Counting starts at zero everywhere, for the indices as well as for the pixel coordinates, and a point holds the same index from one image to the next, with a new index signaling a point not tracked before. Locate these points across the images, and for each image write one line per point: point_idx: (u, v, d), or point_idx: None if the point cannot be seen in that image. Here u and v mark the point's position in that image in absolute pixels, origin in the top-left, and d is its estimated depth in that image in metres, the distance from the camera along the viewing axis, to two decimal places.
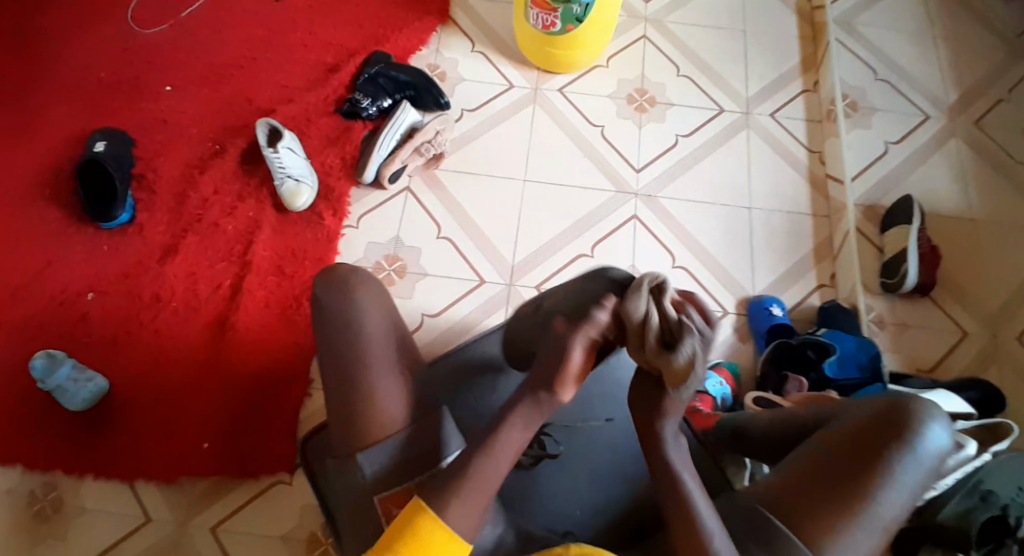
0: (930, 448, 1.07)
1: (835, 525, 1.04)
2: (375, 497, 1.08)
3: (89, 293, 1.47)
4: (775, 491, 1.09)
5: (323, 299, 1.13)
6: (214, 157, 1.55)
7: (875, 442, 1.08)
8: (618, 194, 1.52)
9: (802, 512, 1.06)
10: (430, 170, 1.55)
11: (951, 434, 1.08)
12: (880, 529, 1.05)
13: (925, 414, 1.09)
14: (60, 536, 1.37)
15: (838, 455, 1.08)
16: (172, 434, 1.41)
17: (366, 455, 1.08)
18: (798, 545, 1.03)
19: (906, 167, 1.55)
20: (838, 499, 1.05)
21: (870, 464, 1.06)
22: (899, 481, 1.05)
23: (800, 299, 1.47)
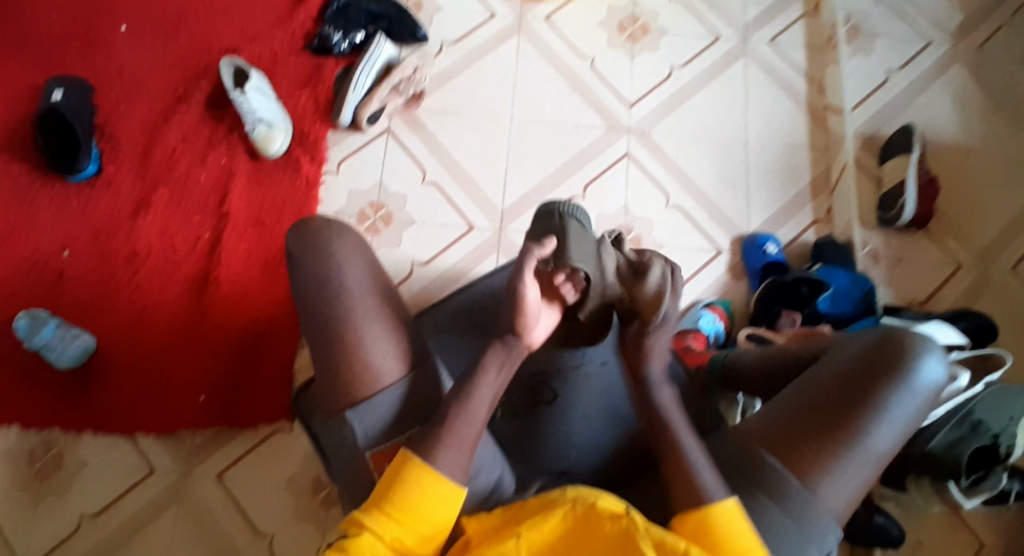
0: (922, 381, 1.02)
1: (823, 460, 0.99)
2: (366, 451, 1.00)
3: (64, 251, 1.41)
4: (762, 425, 1.04)
5: (296, 255, 1.04)
6: (178, 104, 1.49)
7: (867, 375, 1.02)
8: (610, 131, 1.48)
9: (789, 445, 1.01)
10: (411, 111, 1.48)
11: (945, 366, 1.03)
12: (870, 464, 1.00)
13: (919, 343, 1.04)
14: (59, 492, 1.32)
15: (827, 389, 1.03)
16: (162, 389, 1.36)
17: (357, 411, 1.00)
18: (785, 479, 0.99)
19: (903, 96, 1.50)
20: (827, 433, 1.00)
21: (860, 398, 1.01)
22: (890, 415, 1.00)
23: (795, 235, 1.44)
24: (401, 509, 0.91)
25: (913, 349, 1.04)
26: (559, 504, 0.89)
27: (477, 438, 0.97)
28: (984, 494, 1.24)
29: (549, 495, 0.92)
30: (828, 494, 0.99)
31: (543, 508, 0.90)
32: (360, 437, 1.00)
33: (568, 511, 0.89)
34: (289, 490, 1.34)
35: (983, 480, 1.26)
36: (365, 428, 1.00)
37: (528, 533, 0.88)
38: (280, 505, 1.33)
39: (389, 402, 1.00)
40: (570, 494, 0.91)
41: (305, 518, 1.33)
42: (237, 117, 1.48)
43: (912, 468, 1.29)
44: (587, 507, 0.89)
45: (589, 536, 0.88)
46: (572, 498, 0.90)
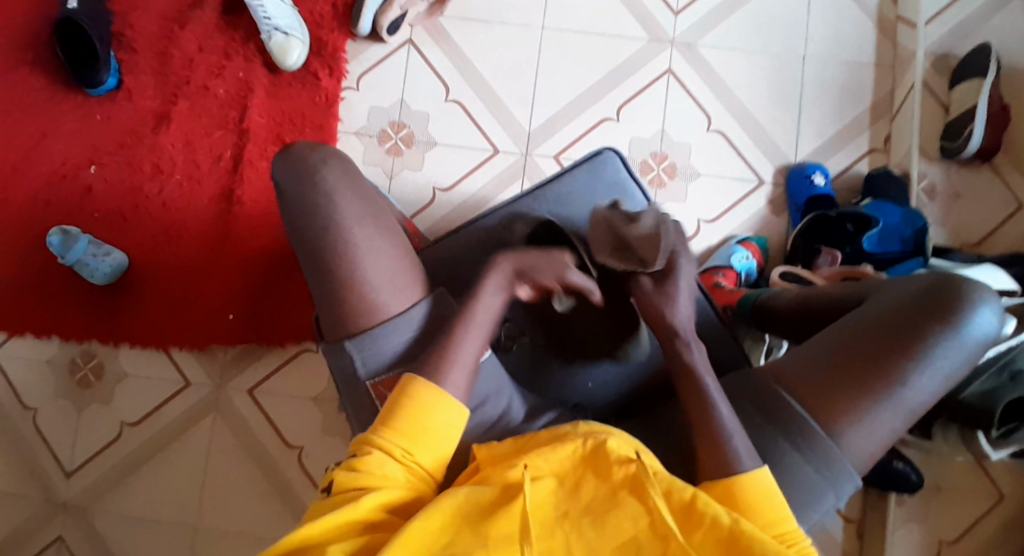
0: (973, 331, 0.96)
1: (857, 408, 0.95)
2: (367, 381, 0.98)
3: (91, 166, 1.41)
4: (796, 364, 1.00)
5: (289, 190, 0.99)
6: (193, 8, 1.41)
7: (913, 322, 0.96)
8: (653, 43, 1.35)
9: (822, 391, 0.96)
10: (434, 18, 1.38)
11: (997, 316, 0.96)
12: (905, 415, 0.95)
13: (971, 294, 0.97)
14: (104, 399, 1.41)
15: (867, 333, 0.97)
16: (194, 308, 1.40)
17: (355, 342, 0.97)
18: (812, 424, 0.95)
19: (990, 7, 1.32)
20: (863, 380, 0.95)
21: (901, 347, 0.95)
22: (932, 366, 0.95)
23: (847, 165, 1.33)
24: (409, 429, 0.88)
25: (966, 294, 0.97)
26: (571, 439, 0.87)
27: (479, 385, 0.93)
28: (1013, 446, 1.18)
29: (559, 430, 0.90)
30: (857, 442, 0.95)
31: (553, 441, 0.88)
32: (361, 368, 0.98)
33: (577, 449, 0.87)
34: (317, 405, 1.41)
35: (1015, 431, 1.19)
36: (366, 360, 0.98)
37: (539, 464, 0.86)
38: (311, 418, 1.41)
39: (392, 331, 0.98)
40: (582, 429, 0.89)
41: (334, 430, 1.41)
42: (251, 25, 1.41)
43: (941, 414, 1.26)
44: (597, 445, 0.86)
45: (598, 473, 0.86)
46: (584, 433, 0.88)
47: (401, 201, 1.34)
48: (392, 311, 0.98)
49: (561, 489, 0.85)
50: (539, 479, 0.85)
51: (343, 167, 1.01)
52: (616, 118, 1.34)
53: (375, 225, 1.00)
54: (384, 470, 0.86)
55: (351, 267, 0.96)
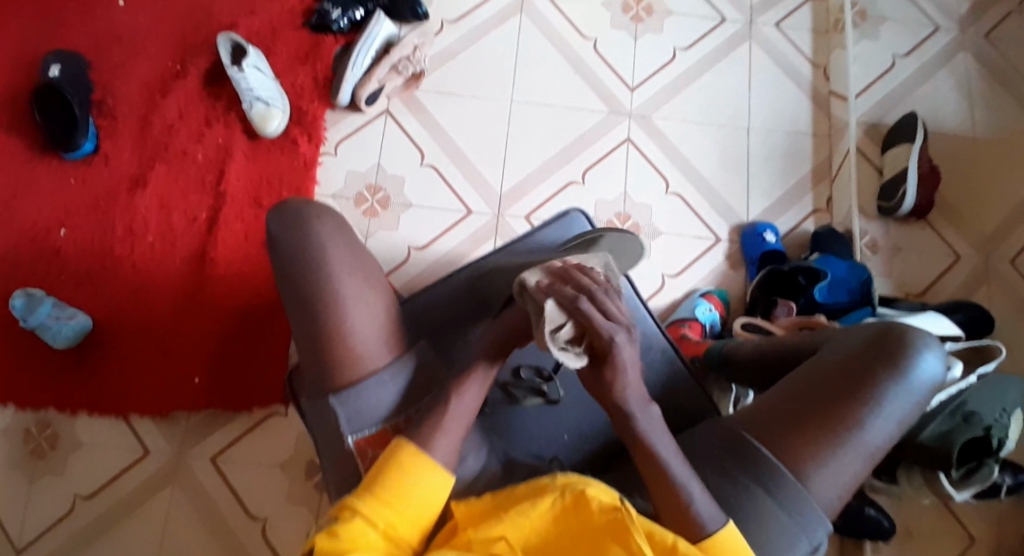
0: (920, 376, 0.97)
1: (820, 452, 0.95)
2: (350, 437, 0.96)
3: (61, 229, 1.41)
4: (757, 414, 1.00)
5: (277, 240, 0.99)
6: (175, 79, 1.47)
7: (863, 368, 0.98)
8: (611, 114, 1.47)
9: (786, 438, 0.97)
10: (410, 90, 1.47)
11: (941, 360, 0.98)
12: (865, 458, 0.96)
13: (918, 344, 0.99)
14: (57, 471, 1.33)
15: (821, 380, 0.99)
16: (160, 371, 1.37)
17: (341, 397, 0.96)
18: (781, 471, 0.95)
19: (908, 86, 1.49)
20: (822, 425, 0.96)
21: (855, 393, 0.96)
22: (886, 410, 0.96)
23: (796, 223, 1.44)
24: (395, 497, 0.87)
25: (911, 341, 0.99)
26: (551, 493, 0.87)
27: (470, 424, 0.95)
28: (975, 486, 1.20)
29: (537, 482, 0.89)
30: (824, 486, 0.95)
31: (532, 494, 0.88)
32: (345, 424, 0.96)
33: (556, 501, 0.87)
34: (283, 471, 1.35)
35: (975, 471, 1.21)
36: (350, 416, 0.97)
37: (518, 524, 0.85)
38: (276, 487, 1.35)
39: (379, 387, 0.97)
40: (560, 480, 0.88)
41: (302, 497, 1.35)
42: (233, 95, 1.47)
43: (904, 459, 1.26)
44: (576, 495, 0.86)
45: (578, 523, 0.86)
46: (562, 485, 0.88)
47: (378, 257, 1.38)
48: (377, 358, 0.98)
49: (538, 546, 0.85)
50: (518, 533, 0.85)
51: (330, 215, 1.02)
52: (582, 181, 1.43)
53: (361, 265, 1.00)
54: (366, 538, 0.83)
55: (339, 291, 0.97)
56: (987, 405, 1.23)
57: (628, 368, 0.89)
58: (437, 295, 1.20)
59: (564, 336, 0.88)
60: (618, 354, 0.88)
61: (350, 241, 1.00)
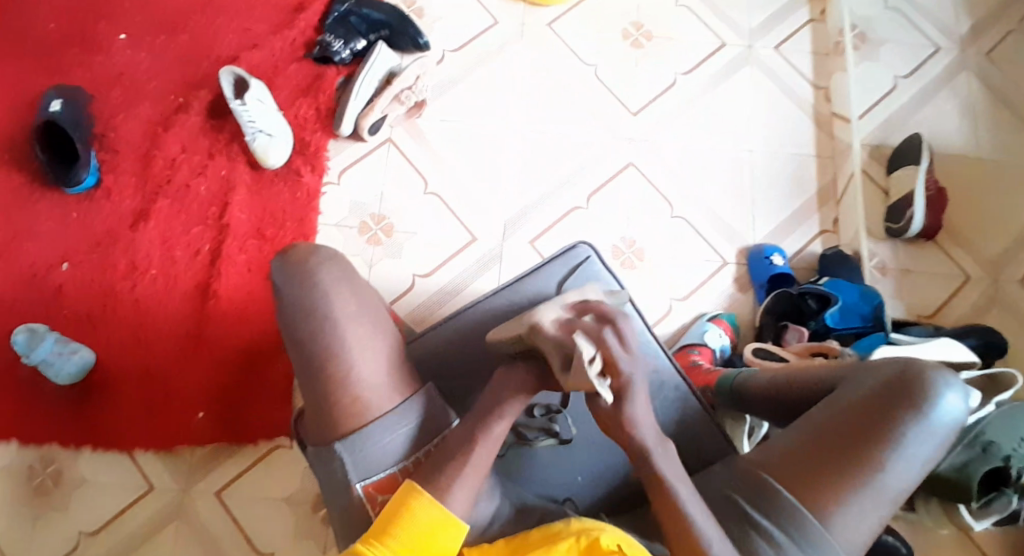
0: (941, 418, 0.95)
1: (842, 496, 0.93)
2: (358, 484, 0.95)
3: (63, 264, 1.39)
4: (776, 454, 0.98)
5: (281, 280, 0.99)
6: (178, 113, 1.47)
7: (883, 408, 0.96)
8: (614, 140, 1.47)
9: (808, 482, 0.94)
10: (413, 119, 1.47)
11: (963, 399, 0.96)
12: (887, 501, 0.94)
13: (940, 382, 0.96)
14: (60, 508, 1.30)
15: (841, 421, 0.96)
16: (163, 407, 1.34)
17: (347, 443, 0.96)
18: (805, 516, 0.92)
19: (911, 106, 1.49)
20: (844, 468, 0.94)
21: (879, 436, 0.94)
22: (908, 453, 0.94)
23: (801, 246, 1.43)
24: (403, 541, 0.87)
25: (931, 379, 0.97)
26: (562, 539, 0.87)
27: (488, 463, 0.93)
28: (995, 516, 1.20)
29: (550, 528, 0.90)
30: (848, 530, 0.93)
31: (545, 542, 0.88)
32: (351, 471, 0.96)
33: (572, 546, 0.87)
34: (289, 507, 1.32)
35: (993, 500, 1.21)
36: (356, 462, 0.96)
37: None
38: (281, 523, 1.31)
39: (383, 432, 0.96)
40: (573, 526, 0.89)
41: (307, 534, 1.31)
42: (235, 127, 1.47)
43: (924, 489, 1.26)
44: (590, 542, 0.87)
45: None
46: (577, 530, 0.89)
47: (380, 287, 1.37)
48: (384, 401, 0.98)
49: None
50: None
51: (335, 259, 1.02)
52: (586, 206, 1.43)
53: (361, 304, 0.99)
54: None
55: (338, 320, 0.97)
56: (1008, 435, 1.20)
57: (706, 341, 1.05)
58: (443, 333, 1.18)
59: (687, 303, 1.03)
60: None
61: (352, 280, 1.00)
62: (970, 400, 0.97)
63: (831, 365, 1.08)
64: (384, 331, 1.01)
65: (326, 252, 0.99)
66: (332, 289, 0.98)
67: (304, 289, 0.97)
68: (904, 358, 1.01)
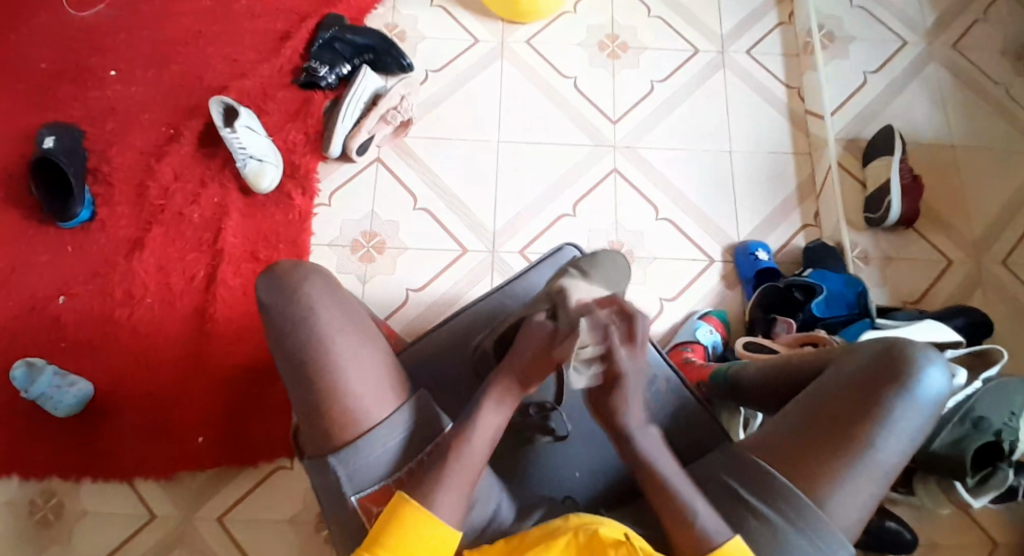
0: (925, 392, 0.94)
1: (835, 476, 0.92)
2: (353, 497, 0.95)
3: (60, 297, 1.41)
4: (768, 438, 0.98)
5: (268, 301, 0.99)
6: (169, 142, 1.50)
7: (868, 387, 0.95)
8: (597, 147, 1.51)
9: (799, 461, 0.94)
10: (400, 139, 1.51)
11: (947, 374, 0.95)
12: (879, 478, 0.93)
13: (920, 358, 0.96)
14: (64, 540, 1.30)
15: (829, 403, 0.96)
16: (164, 433, 1.35)
17: (340, 457, 0.95)
18: (798, 496, 0.92)
19: (882, 99, 1.54)
20: (833, 448, 0.93)
21: (864, 413, 0.94)
22: (896, 428, 0.93)
23: (786, 240, 1.46)
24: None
25: (913, 355, 0.96)
26: (562, 535, 0.87)
27: (479, 473, 0.93)
28: (993, 492, 1.15)
29: (550, 525, 0.90)
30: (844, 509, 0.92)
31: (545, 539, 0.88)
32: (345, 484, 0.95)
33: (572, 541, 0.87)
34: (291, 527, 1.32)
35: (990, 476, 1.16)
36: (351, 474, 0.95)
37: None
38: (285, 543, 1.31)
39: (375, 443, 0.96)
40: (573, 522, 0.89)
41: (313, 552, 1.31)
42: (226, 154, 1.50)
43: (919, 469, 1.23)
44: (590, 536, 0.87)
45: None
46: (576, 526, 0.89)
47: (376, 303, 1.40)
48: (374, 412, 0.97)
49: None
50: None
51: (321, 279, 1.02)
52: (573, 213, 1.46)
53: (349, 320, 1.00)
54: None
55: (329, 337, 0.98)
56: (997, 409, 1.19)
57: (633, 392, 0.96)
58: (438, 340, 1.20)
59: (590, 356, 0.96)
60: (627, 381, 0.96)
61: (338, 300, 1.01)
62: (952, 374, 0.96)
63: (820, 351, 1.08)
64: (373, 345, 1.02)
65: (311, 270, 0.99)
66: (318, 308, 0.98)
67: (294, 308, 0.98)
68: (886, 337, 1.01)
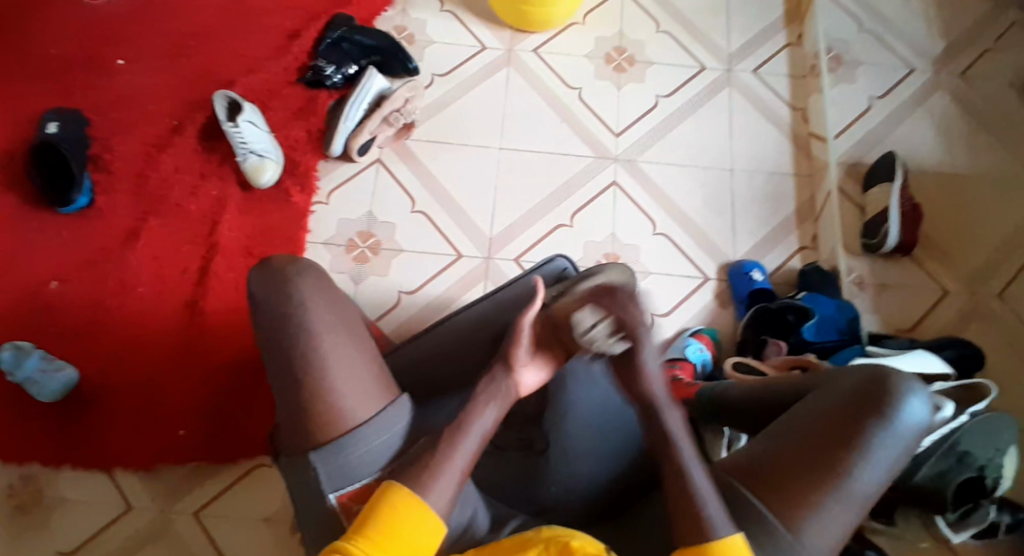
0: (905, 421, 0.94)
1: (809, 500, 0.91)
2: (332, 494, 0.94)
3: (54, 282, 1.41)
4: (745, 462, 0.97)
5: (263, 297, 0.99)
6: (171, 134, 1.51)
7: (848, 416, 0.95)
8: (598, 160, 1.50)
9: (775, 486, 0.93)
10: (401, 141, 1.51)
11: (927, 404, 0.95)
12: (856, 506, 0.92)
13: (901, 388, 0.96)
14: (42, 526, 1.31)
15: (808, 429, 0.95)
16: (148, 421, 1.35)
17: (322, 453, 0.94)
18: (772, 521, 0.91)
19: (886, 125, 1.53)
20: (810, 474, 0.92)
21: (843, 441, 0.93)
22: (874, 456, 0.92)
23: (783, 261, 1.46)
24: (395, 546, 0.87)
25: (895, 385, 0.96)
26: (533, 545, 0.87)
27: (465, 468, 0.93)
28: (973, 527, 1.19)
29: (522, 537, 0.90)
30: (820, 538, 0.91)
31: (516, 551, 0.88)
32: (325, 481, 0.95)
33: (541, 553, 0.87)
34: (268, 526, 1.32)
35: (971, 512, 1.19)
36: (331, 472, 0.95)
37: None
38: (259, 542, 1.32)
39: (362, 441, 0.95)
40: (544, 533, 0.89)
41: (288, 553, 1.31)
42: (227, 148, 1.50)
43: (899, 499, 1.20)
44: (561, 547, 0.87)
45: None
46: (547, 538, 0.88)
47: (369, 304, 1.40)
48: (360, 411, 0.96)
49: None
50: None
51: (319, 279, 1.02)
52: (570, 224, 1.46)
53: (341, 318, 1.00)
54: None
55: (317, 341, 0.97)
56: (981, 444, 1.17)
57: (651, 356, 0.97)
58: (429, 346, 1.21)
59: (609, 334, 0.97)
60: (642, 347, 0.96)
61: (333, 301, 1.00)
62: (934, 406, 0.96)
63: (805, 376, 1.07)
64: (363, 344, 1.01)
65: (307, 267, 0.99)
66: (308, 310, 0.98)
67: (287, 304, 0.98)
68: (867, 366, 1.01)
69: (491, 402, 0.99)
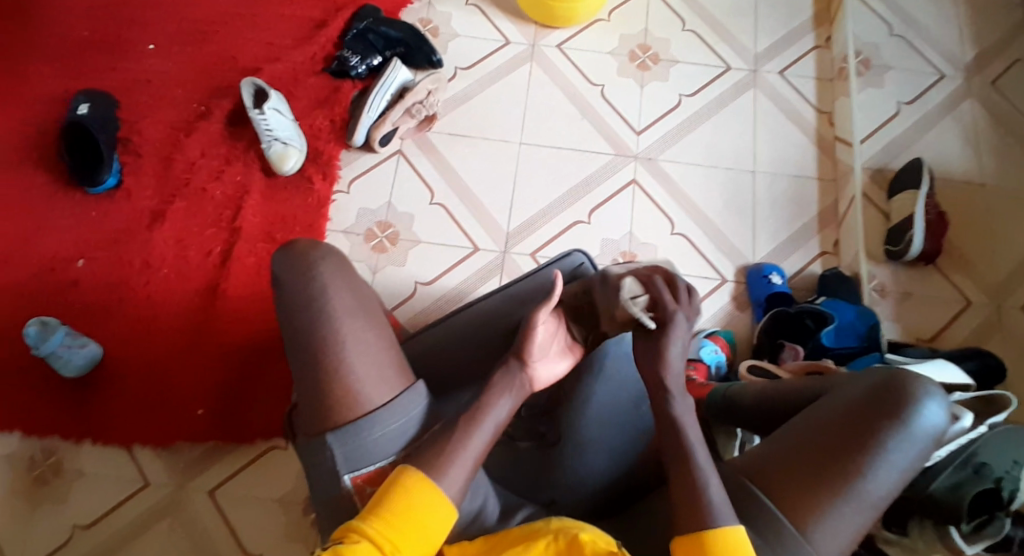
0: (922, 425, 0.92)
1: (821, 502, 0.90)
2: (347, 476, 0.95)
3: (80, 260, 1.44)
4: (758, 461, 0.96)
5: (283, 281, 1.00)
6: (199, 119, 1.53)
7: (862, 418, 0.93)
8: (618, 157, 1.50)
9: (787, 487, 0.92)
10: (423, 133, 1.52)
11: (945, 409, 0.93)
12: (868, 510, 0.91)
13: (919, 392, 0.94)
14: (60, 499, 1.33)
15: (822, 430, 0.94)
16: (165, 401, 1.37)
17: (339, 434, 0.95)
18: (783, 522, 0.90)
19: (914, 131, 1.51)
20: (822, 476, 0.91)
21: (857, 443, 0.91)
22: (888, 460, 0.91)
23: (802, 265, 1.44)
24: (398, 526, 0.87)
25: (912, 389, 0.94)
26: (541, 536, 0.87)
27: (478, 456, 0.93)
28: (987, 541, 1.13)
29: (531, 526, 0.89)
30: (824, 544, 0.90)
31: (524, 540, 0.87)
32: (340, 463, 0.95)
33: (550, 543, 0.86)
34: (281, 508, 1.34)
35: (985, 525, 1.14)
36: (347, 454, 0.95)
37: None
38: (272, 523, 1.33)
39: (378, 424, 0.95)
40: (554, 524, 0.88)
41: (299, 536, 1.32)
42: (253, 135, 1.53)
43: (914, 509, 1.16)
44: (570, 539, 0.86)
45: None
46: (555, 529, 0.88)
47: (385, 292, 1.41)
48: (377, 396, 0.97)
49: None
50: None
51: (336, 263, 1.02)
52: (588, 221, 1.45)
53: (356, 302, 1.00)
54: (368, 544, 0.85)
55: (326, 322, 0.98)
56: (1000, 457, 1.13)
57: (675, 341, 0.97)
58: (440, 335, 1.21)
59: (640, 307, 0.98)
60: (674, 327, 0.97)
61: (350, 286, 1.00)
62: (951, 412, 0.94)
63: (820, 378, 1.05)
64: (378, 330, 1.01)
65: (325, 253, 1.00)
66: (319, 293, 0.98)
67: (304, 290, 0.99)
68: (886, 370, 0.99)
69: (504, 394, 0.98)
